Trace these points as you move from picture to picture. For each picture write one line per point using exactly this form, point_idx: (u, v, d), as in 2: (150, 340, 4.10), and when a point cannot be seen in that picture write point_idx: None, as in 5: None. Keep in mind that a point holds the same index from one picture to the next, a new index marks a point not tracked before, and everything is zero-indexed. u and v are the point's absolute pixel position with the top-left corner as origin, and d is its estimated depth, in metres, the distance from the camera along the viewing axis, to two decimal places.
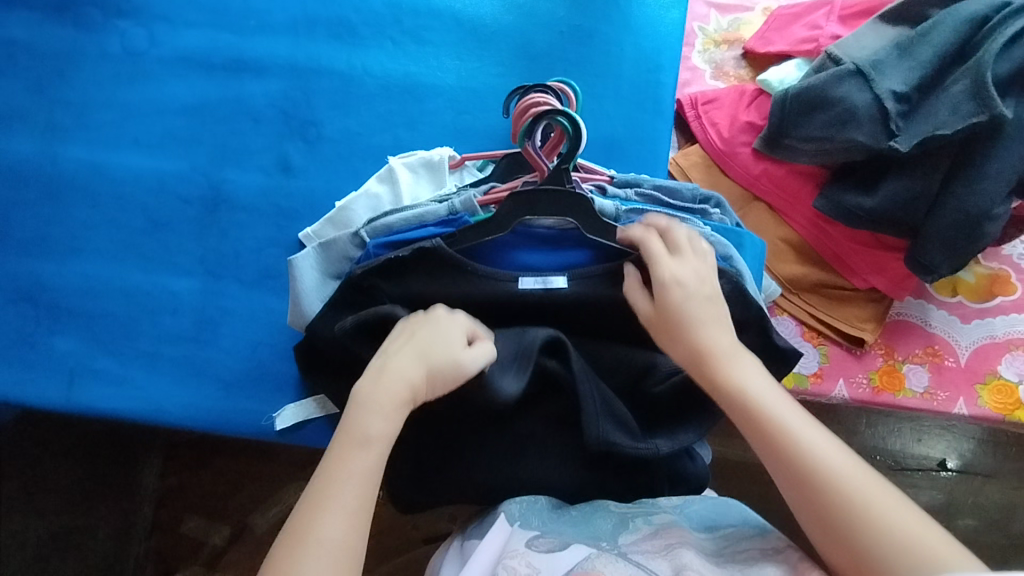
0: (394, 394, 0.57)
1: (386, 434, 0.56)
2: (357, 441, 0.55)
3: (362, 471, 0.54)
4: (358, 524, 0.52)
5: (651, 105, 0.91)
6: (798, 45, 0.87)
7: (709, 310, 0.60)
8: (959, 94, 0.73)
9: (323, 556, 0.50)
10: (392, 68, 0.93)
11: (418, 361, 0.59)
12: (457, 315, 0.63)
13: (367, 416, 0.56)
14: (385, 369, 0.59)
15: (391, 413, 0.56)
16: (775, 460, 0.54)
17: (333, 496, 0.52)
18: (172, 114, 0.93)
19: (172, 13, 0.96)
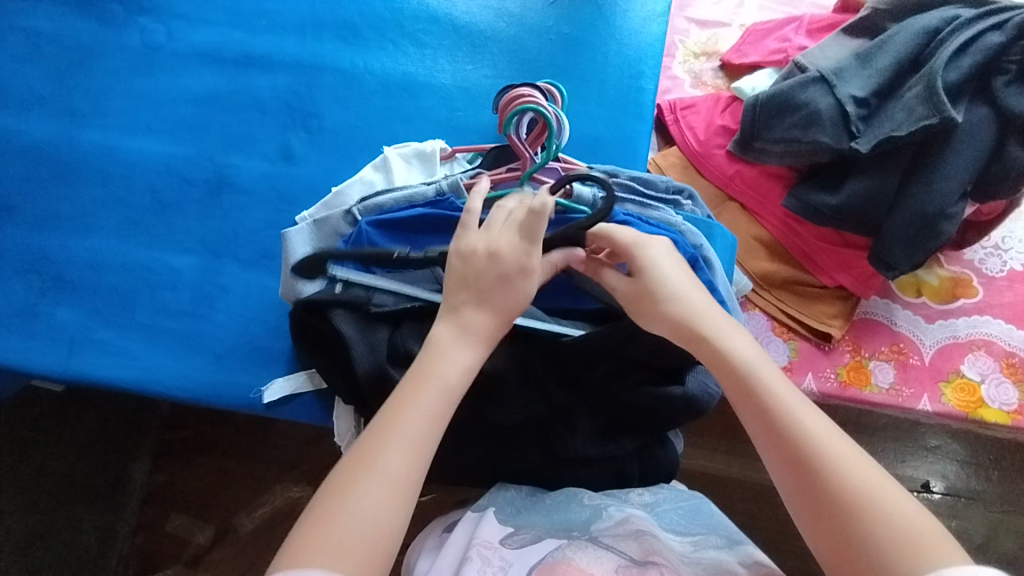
0: (465, 346, 0.62)
1: (458, 377, 0.61)
2: (428, 381, 0.60)
3: (427, 410, 0.59)
4: (416, 457, 0.57)
5: (632, 107, 0.97)
6: (770, 56, 0.94)
7: (689, 281, 0.65)
8: (913, 99, 0.78)
9: (386, 479, 0.55)
10: (391, 67, 1.00)
11: (485, 310, 0.64)
12: (506, 243, 0.65)
13: (438, 361, 0.61)
14: (460, 324, 0.63)
15: (462, 360, 0.61)
16: (771, 443, 0.57)
17: (398, 428, 0.57)
18: (184, 102, 0.99)
19: (188, 11, 1.03)
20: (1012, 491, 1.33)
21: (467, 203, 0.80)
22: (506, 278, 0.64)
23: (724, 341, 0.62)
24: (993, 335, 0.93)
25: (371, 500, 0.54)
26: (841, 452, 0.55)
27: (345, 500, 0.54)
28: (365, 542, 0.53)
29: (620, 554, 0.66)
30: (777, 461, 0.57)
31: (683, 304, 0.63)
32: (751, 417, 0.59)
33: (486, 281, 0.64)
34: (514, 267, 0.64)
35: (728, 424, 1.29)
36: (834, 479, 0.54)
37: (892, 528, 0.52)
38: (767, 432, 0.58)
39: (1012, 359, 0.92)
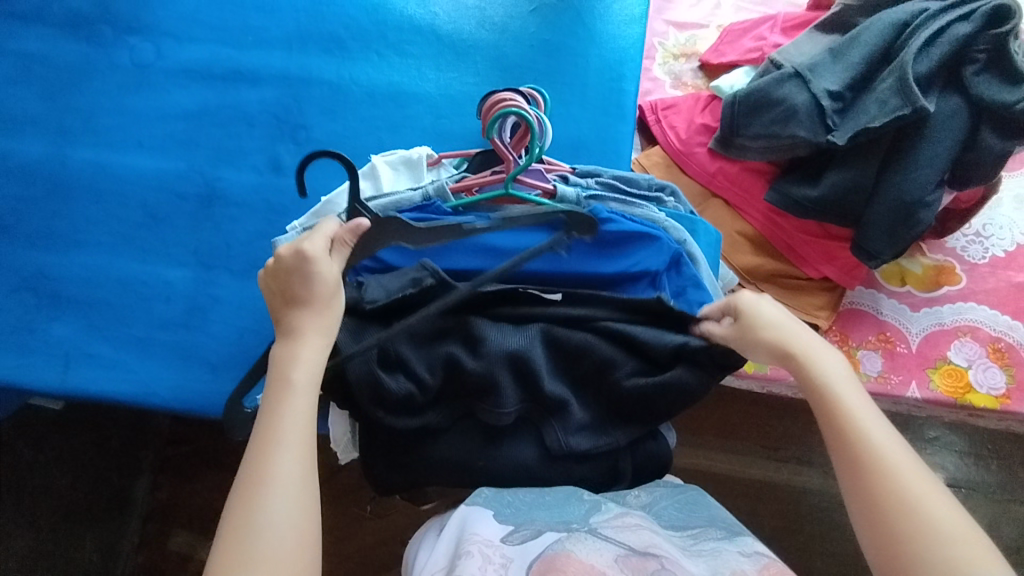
0: (309, 344, 0.64)
1: (313, 374, 0.63)
2: (286, 387, 0.62)
3: (298, 411, 0.61)
4: (304, 455, 0.59)
5: (614, 109, 0.99)
6: (746, 54, 0.96)
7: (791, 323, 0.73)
8: (886, 91, 0.80)
9: (281, 487, 0.57)
10: (377, 78, 1.02)
11: (312, 306, 0.66)
12: (312, 244, 0.67)
13: (290, 366, 0.63)
14: (292, 330, 0.65)
15: (311, 356, 0.64)
16: (842, 453, 0.61)
17: (276, 440, 0.59)
18: (173, 118, 1.01)
19: (176, 30, 1.05)
20: (1011, 480, 1.33)
21: (453, 206, 0.82)
22: (310, 276, 0.66)
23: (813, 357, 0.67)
24: (978, 321, 0.95)
25: (279, 508, 0.56)
26: (906, 464, 0.59)
27: (255, 518, 0.55)
28: (288, 547, 0.55)
29: (620, 544, 0.67)
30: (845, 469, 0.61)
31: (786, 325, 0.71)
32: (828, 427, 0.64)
33: (307, 279, 0.66)
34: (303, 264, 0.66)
35: (726, 421, 1.30)
36: (894, 483, 0.57)
37: (938, 534, 0.54)
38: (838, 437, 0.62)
39: (998, 344, 0.93)
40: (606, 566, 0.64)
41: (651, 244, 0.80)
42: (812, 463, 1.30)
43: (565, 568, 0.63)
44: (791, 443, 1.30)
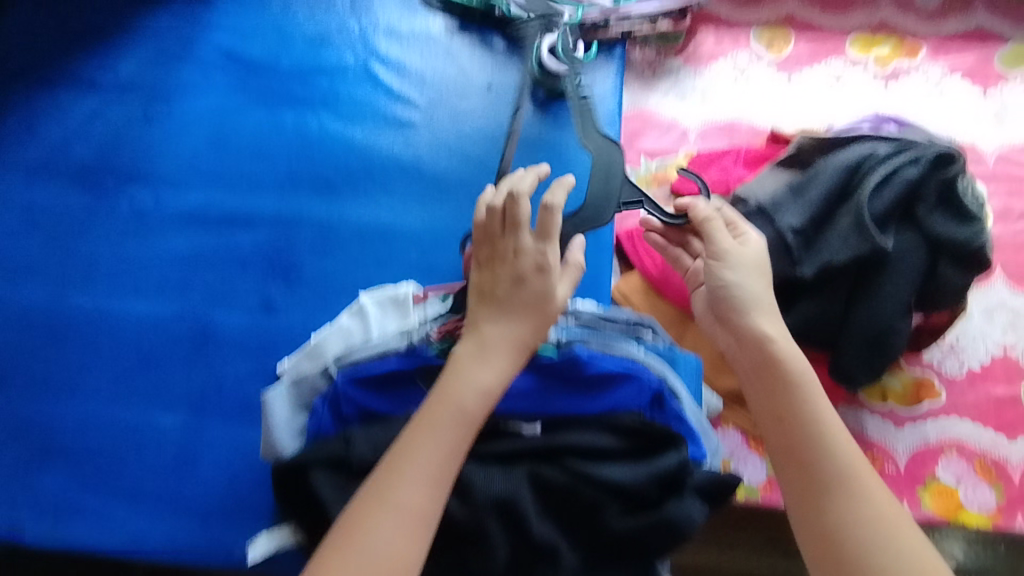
0: (493, 364, 0.71)
1: (477, 397, 0.70)
2: (448, 411, 0.69)
3: (440, 441, 0.67)
4: (429, 486, 0.65)
5: (592, 240, 1.03)
6: (714, 184, 0.99)
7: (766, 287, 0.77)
8: (846, 228, 0.84)
9: (400, 512, 0.63)
10: (365, 217, 1.06)
11: (505, 320, 0.74)
12: (550, 256, 0.77)
13: (457, 386, 0.70)
14: (483, 340, 0.73)
15: (483, 378, 0.70)
16: (803, 453, 0.65)
17: (411, 462, 0.65)
18: (170, 262, 1.04)
19: (175, 178, 1.08)
20: None
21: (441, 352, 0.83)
22: (515, 262, 0.77)
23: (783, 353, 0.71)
24: (962, 436, 0.95)
25: (390, 528, 0.63)
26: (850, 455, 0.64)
27: (371, 527, 0.63)
28: (391, 561, 0.62)
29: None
30: (801, 469, 0.65)
31: (759, 295, 0.75)
32: (788, 426, 0.67)
33: (519, 270, 0.76)
34: (543, 272, 0.76)
35: None
36: (836, 473, 0.63)
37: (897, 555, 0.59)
38: (802, 441, 0.66)
39: (984, 459, 0.94)
40: None
41: (633, 382, 0.83)
42: None
43: None
44: None
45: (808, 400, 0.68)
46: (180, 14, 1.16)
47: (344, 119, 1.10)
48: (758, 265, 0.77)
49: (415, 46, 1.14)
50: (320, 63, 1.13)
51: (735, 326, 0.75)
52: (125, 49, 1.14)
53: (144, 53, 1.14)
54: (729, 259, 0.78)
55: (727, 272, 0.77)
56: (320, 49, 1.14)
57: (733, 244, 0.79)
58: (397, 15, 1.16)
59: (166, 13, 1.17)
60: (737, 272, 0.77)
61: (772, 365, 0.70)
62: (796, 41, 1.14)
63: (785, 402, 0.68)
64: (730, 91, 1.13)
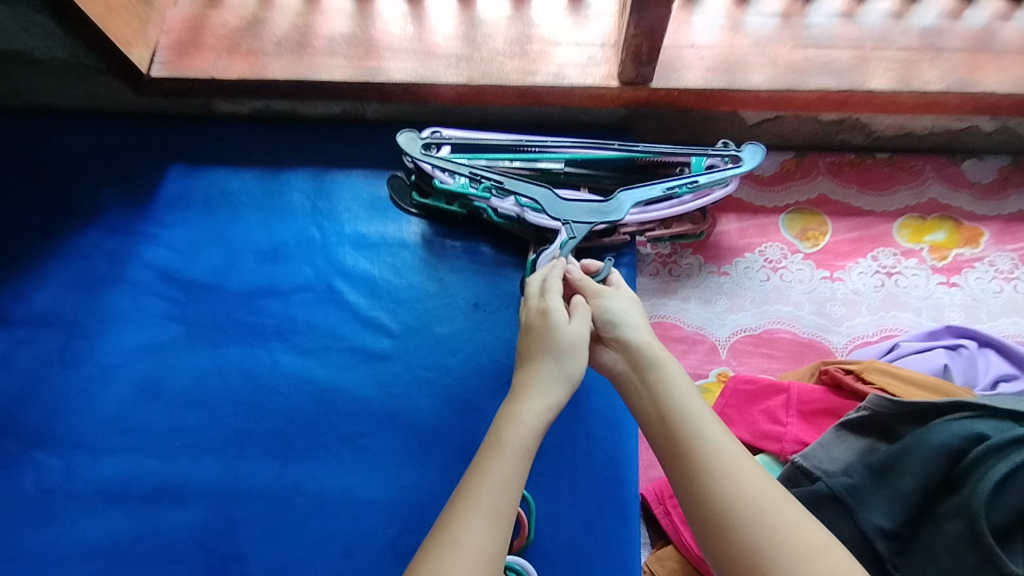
0: (543, 395, 0.64)
1: (542, 420, 0.62)
2: (498, 448, 0.59)
3: (506, 475, 0.57)
4: (498, 530, 0.53)
5: (613, 507, 0.82)
6: (761, 440, 0.80)
7: (642, 319, 0.72)
8: (955, 540, 0.62)
9: (466, 555, 0.51)
10: (327, 483, 0.85)
11: (547, 358, 0.67)
12: (555, 304, 0.72)
13: (506, 427, 0.61)
14: (519, 386, 0.66)
15: (530, 418, 0.62)
16: (677, 457, 0.58)
17: (478, 498, 0.54)
18: (78, 559, 0.82)
19: (93, 438, 0.88)
20: None
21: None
22: (531, 322, 0.72)
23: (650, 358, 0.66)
24: None
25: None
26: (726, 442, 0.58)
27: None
28: None
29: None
30: (679, 474, 0.57)
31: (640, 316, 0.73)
32: (659, 429, 0.61)
33: (534, 333, 0.70)
34: (548, 316, 0.70)
35: None
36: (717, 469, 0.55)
37: (793, 550, 0.50)
38: (671, 444, 0.59)
39: None
40: None
41: None
42: None
43: None
44: None
45: (676, 394, 0.62)
46: (112, 227, 1.00)
47: (302, 353, 0.92)
48: (631, 303, 0.74)
49: (385, 257, 0.97)
50: (274, 283, 0.96)
51: (603, 342, 0.72)
52: (45, 276, 0.97)
53: (67, 279, 0.97)
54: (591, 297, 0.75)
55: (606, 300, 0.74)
56: (274, 266, 0.97)
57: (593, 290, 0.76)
58: (365, 220, 0.99)
59: (96, 227, 1.00)
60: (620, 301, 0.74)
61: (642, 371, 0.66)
62: (836, 229, 0.98)
63: (662, 398, 0.62)
64: (762, 294, 0.95)
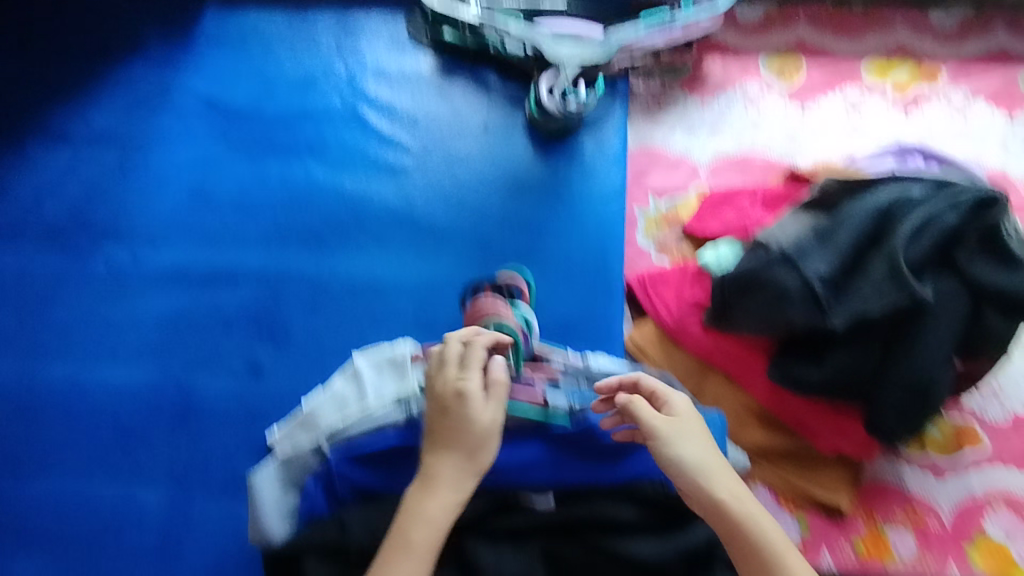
0: (442, 497, 0.68)
1: (429, 543, 0.67)
2: (404, 549, 0.66)
3: None
4: None
5: (602, 289, 0.97)
6: (732, 225, 0.95)
7: (704, 434, 0.74)
8: (879, 275, 0.78)
9: None
10: (357, 269, 0.99)
11: (454, 450, 0.71)
12: (471, 381, 0.73)
13: (410, 526, 0.67)
14: (429, 475, 0.70)
15: (434, 513, 0.68)
16: None
17: None
18: (149, 326, 0.97)
19: (154, 234, 1.02)
20: None
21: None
22: (447, 401, 0.72)
23: (725, 490, 0.70)
24: (1010, 487, 0.91)
25: None
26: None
27: None
28: None
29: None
30: None
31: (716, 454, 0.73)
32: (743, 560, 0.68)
33: (439, 412, 0.72)
34: (462, 401, 0.72)
35: None
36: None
37: None
38: (745, 553, 0.68)
39: None
40: None
41: (647, 449, 0.80)
42: None
43: None
44: None
45: (762, 536, 0.68)
46: (156, 60, 1.11)
47: (332, 165, 1.04)
48: (683, 430, 0.73)
49: (405, 87, 1.08)
50: (305, 108, 1.07)
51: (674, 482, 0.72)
52: (101, 100, 1.08)
53: (120, 103, 1.08)
54: (653, 434, 0.73)
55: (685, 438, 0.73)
56: (305, 93, 1.08)
57: (660, 419, 0.74)
58: (386, 55, 1.10)
59: (142, 60, 1.11)
60: (697, 439, 0.73)
61: (726, 518, 0.69)
62: (811, 68, 1.09)
63: (740, 519, 0.69)
64: (743, 124, 1.07)
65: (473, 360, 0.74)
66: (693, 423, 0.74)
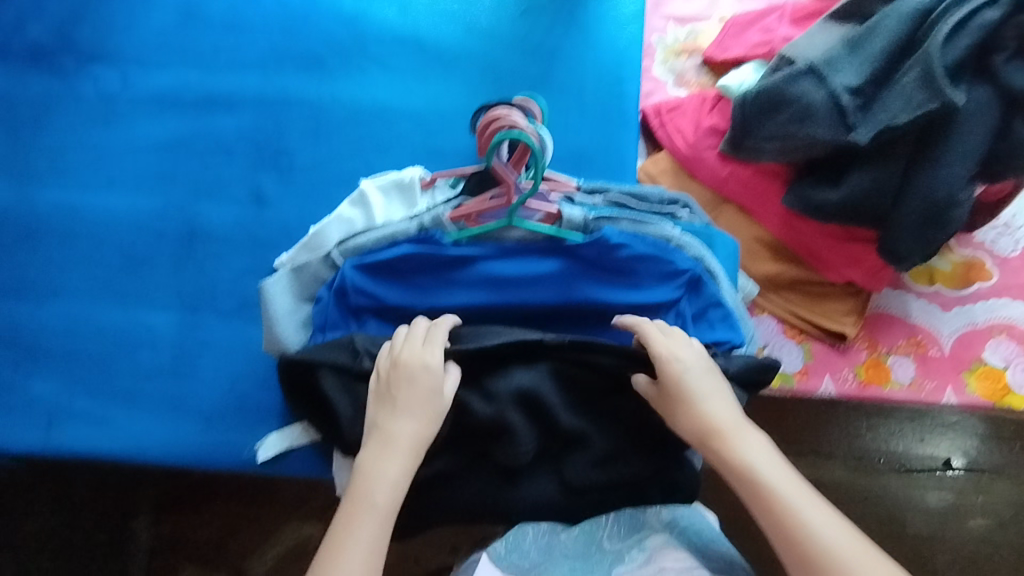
0: (398, 460, 0.65)
1: (390, 499, 0.64)
2: (366, 506, 0.63)
3: (366, 538, 0.62)
4: None
5: (617, 116, 0.93)
6: (754, 50, 0.91)
7: (716, 392, 0.68)
8: (910, 84, 0.74)
9: None
10: (361, 95, 0.95)
11: (411, 416, 0.67)
12: (434, 355, 0.69)
13: (372, 484, 0.64)
14: (388, 435, 0.66)
15: (392, 474, 0.65)
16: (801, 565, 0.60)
17: (345, 547, 0.61)
18: (146, 152, 0.94)
19: (142, 56, 0.97)
20: None
21: (454, 238, 0.76)
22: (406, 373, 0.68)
23: (740, 443, 0.65)
24: (1013, 318, 0.91)
25: None
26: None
27: None
28: None
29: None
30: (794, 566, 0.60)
31: (705, 420, 0.66)
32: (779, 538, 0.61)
33: (394, 383, 0.68)
34: (427, 374, 0.68)
35: (779, 421, 1.23)
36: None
37: None
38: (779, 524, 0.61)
39: None
40: None
41: (657, 264, 0.76)
42: (830, 456, 1.25)
43: None
44: (838, 448, 1.25)
45: (793, 506, 0.62)
46: None
47: None
48: (692, 392, 0.67)
49: None
50: None
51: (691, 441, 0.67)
52: None
53: None
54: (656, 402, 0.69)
55: (672, 419, 0.67)
56: None
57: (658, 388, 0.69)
58: None
59: None
60: (692, 408, 0.66)
61: (752, 482, 0.63)
62: None
63: (767, 486, 0.63)
64: None
65: (432, 338, 0.70)
66: (704, 380, 0.68)
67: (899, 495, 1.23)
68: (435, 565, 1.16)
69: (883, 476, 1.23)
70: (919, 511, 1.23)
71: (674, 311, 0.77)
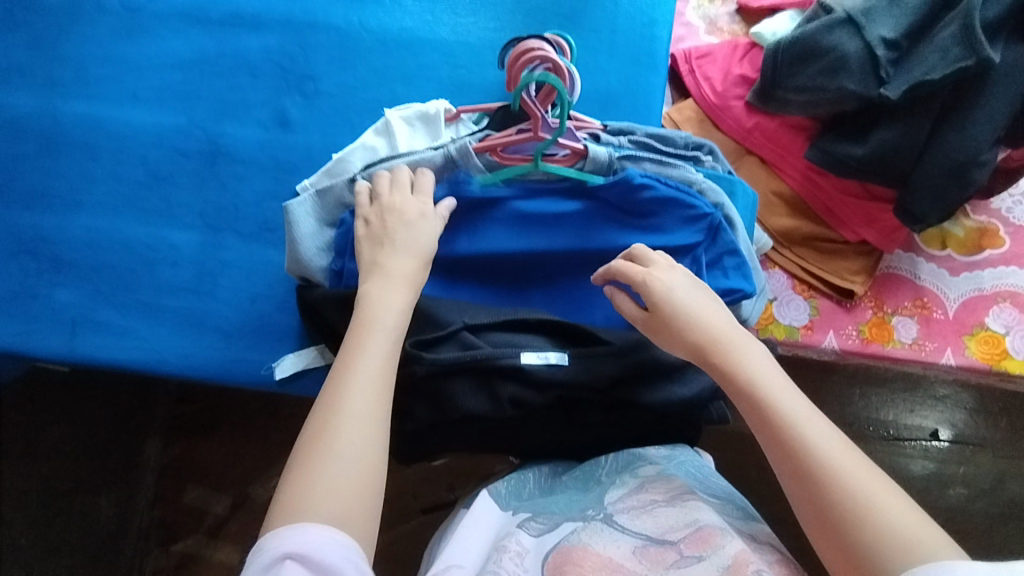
0: (398, 286, 0.66)
1: (400, 319, 0.64)
2: (374, 329, 0.62)
3: (378, 366, 0.60)
4: (381, 400, 0.58)
5: (645, 59, 0.93)
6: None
7: (707, 301, 0.64)
8: (948, 39, 0.75)
9: (356, 422, 0.56)
10: (389, 23, 0.95)
11: (408, 254, 0.69)
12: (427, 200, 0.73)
13: (378, 308, 0.64)
14: (383, 271, 0.67)
15: (398, 300, 0.65)
16: (795, 479, 0.55)
17: (358, 373, 0.58)
18: (171, 68, 0.94)
19: None
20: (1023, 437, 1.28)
21: (485, 182, 0.76)
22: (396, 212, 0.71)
23: (739, 356, 0.60)
24: (1019, 287, 0.93)
25: (357, 439, 0.55)
26: (877, 492, 0.52)
27: (331, 443, 0.55)
28: (342, 507, 0.52)
29: (637, 534, 0.62)
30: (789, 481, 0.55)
31: (694, 327, 0.62)
32: (775, 455, 0.56)
33: (389, 228, 0.70)
34: (422, 213, 0.72)
35: None
36: (894, 550, 0.50)
37: (902, 551, 0.49)
38: (772, 439, 0.57)
39: None
40: (623, 559, 0.59)
41: (676, 210, 0.75)
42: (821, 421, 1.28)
43: (581, 561, 0.59)
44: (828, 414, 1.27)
45: (786, 417, 0.56)
46: None
47: None
48: (678, 282, 0.64)
49: None
50: None
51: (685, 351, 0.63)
52: None
53: None
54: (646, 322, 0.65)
55: (664, 330, 0.63)
56: None
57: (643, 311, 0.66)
58: None
59: None
60: (670, 312, 0.63)
61: (741, 389, 0.59)
62: None
63: (763, 397, 0.58)
64: None
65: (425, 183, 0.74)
66: (690, 283, 0.64)
67: (885, 462, 1.26)
68: (432, 502, 1.20)
69: (872, 442, 1.26)
70: (901, 479, 1.26)
71: (690, 256, 0.75)
